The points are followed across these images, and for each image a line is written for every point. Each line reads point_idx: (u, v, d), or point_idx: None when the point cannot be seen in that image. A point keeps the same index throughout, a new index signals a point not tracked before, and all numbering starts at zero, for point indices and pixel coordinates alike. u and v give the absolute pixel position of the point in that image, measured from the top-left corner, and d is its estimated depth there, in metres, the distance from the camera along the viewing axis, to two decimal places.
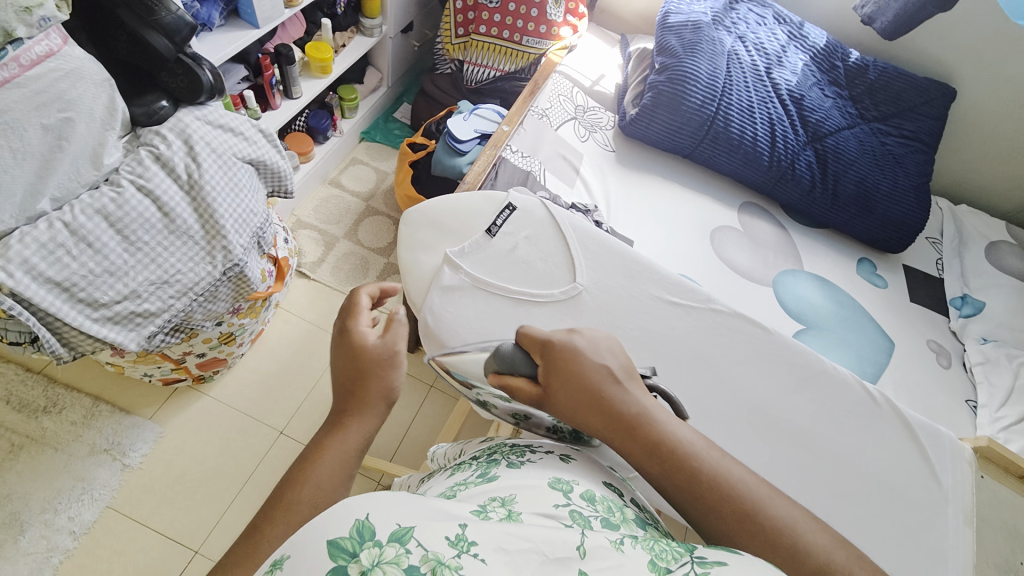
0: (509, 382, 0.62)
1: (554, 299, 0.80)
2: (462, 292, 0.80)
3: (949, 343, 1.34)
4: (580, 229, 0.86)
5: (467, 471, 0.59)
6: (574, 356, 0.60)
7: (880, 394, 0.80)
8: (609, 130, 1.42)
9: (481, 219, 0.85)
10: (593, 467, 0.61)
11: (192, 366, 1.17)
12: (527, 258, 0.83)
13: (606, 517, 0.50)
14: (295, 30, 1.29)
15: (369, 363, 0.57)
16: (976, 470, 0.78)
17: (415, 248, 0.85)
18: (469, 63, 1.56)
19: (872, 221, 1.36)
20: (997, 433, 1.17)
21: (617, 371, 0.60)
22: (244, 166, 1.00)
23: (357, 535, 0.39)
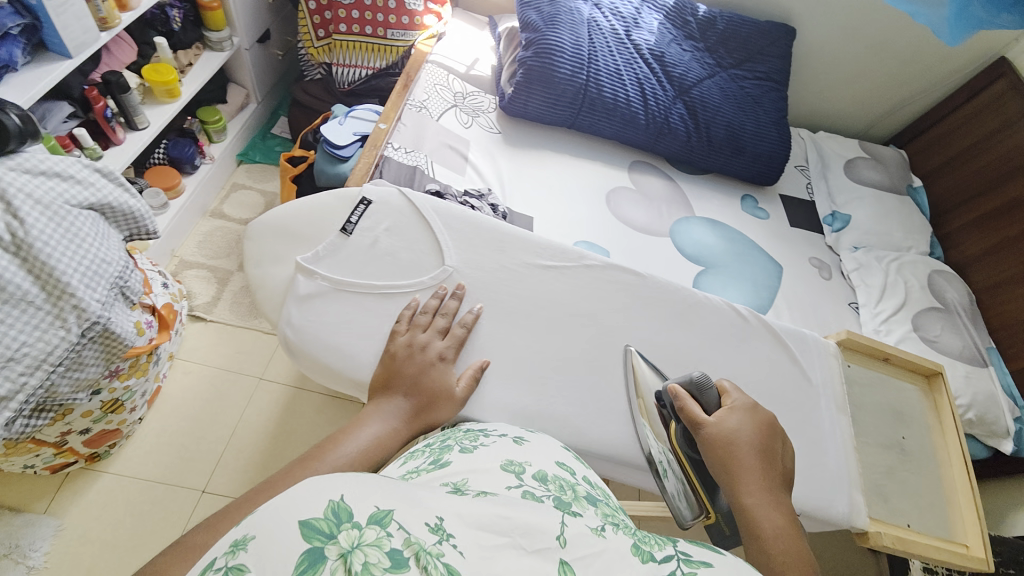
0: (686, 401, 0.65)
1: (424, 287, 0.74)
2: (324, 298, 0.72)
3: (828, 257, 1.49)
4: (440, 209, 0.79)
5: (421, 457, 0.57)
6: (748, 415, 0.63)
7: (755, 315, 0.82)
8: (492, 112, 1.41)
9: (336, 218, 0.77)
10: (546, 446, 0.60)
11: (79, 446, 1.05)
12: (391, 252, 0.76)
13: (558, 495, 0.48)
14: (124, 55, 1.17)
15: (434, 390, 0.64)
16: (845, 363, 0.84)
17: (264, 262, 0.77)
18: (337, 65, 1.50)
19: (745, 159, 1.49)
20: (877, 327, 1.32)
21: (777, 449, 0.62)
22: (85, 212, 0.88)
23: (334, 517, 0.35)
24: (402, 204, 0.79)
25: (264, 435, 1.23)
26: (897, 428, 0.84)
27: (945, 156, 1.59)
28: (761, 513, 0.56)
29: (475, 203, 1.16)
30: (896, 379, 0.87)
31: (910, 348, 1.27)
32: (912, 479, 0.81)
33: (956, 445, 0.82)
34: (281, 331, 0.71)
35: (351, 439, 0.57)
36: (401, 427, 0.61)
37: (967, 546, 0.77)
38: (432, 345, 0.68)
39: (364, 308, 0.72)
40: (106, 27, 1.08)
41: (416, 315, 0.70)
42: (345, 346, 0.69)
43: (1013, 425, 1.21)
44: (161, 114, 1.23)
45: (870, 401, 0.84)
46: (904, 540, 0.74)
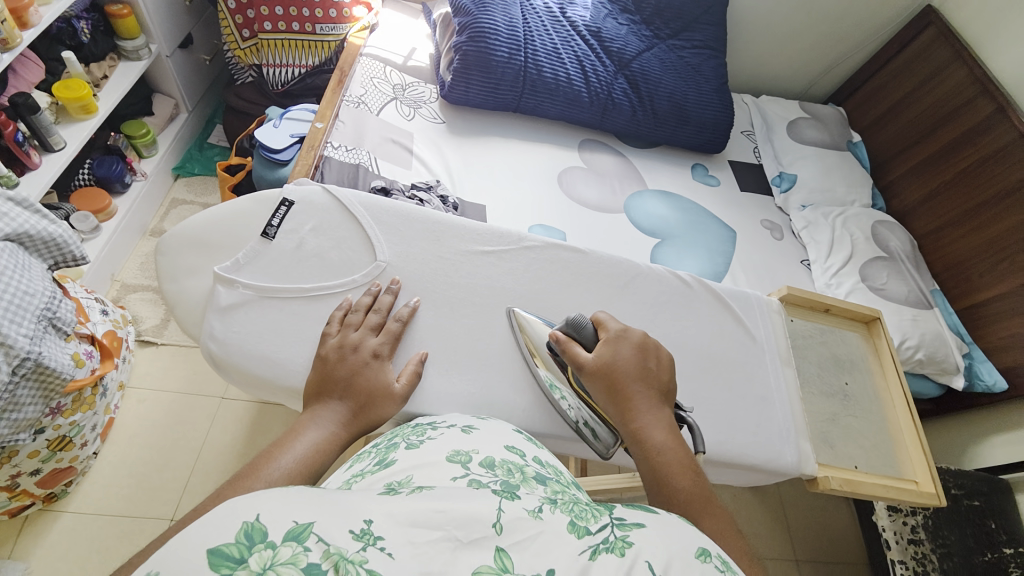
0: (568, 345, 0.67)
1: (356, 285, 0.72)
2: (249, 307, 0.69)
3: (778, 218, 1.53)
4: (371, 205, 0.77)
5: (368, 458, 0.56)
6: (624, 342, 0.66)
7: (694, 279, 0.84)
8: (435, 102, 1.39)
9: (256, 222, 0.74)
10: (497, 432, 0.59)
11: (31, 488, 0.99)
12: (320, 252, 0.73)
13: (505, 480, 0.47)
14: (31, 74, 1.10)
15: (373, 392, 0.63)
16: (788, 317, 0.87)
17: (180, 276, 0.73)
18: (267, 66, 1.43)
19: (691, 128, 1.51)
20: (828, 280, 1.37)
21: (653, 368, 0.66)
22: (0, 244, 0.82)
23: (246, 540, 0.33)
24: (326, 201, 0.76)
25: (233, 454, 1.19)
26: (839, 375, 0.87)
27: (880, 109, 1.65)
28: (648, 431, 0.61)
29: (423, 196, 1.13)
30: (837, 329, 0.91)
31: (860, 297, 1.32)
32: (857, 424, 0.84)
33: (897, 387, 0.86)
34: (205, 346, 0.68)
35: (287, 451, 0.55)
36: (341, 431, 0.60)
37: (917, 482, 0.81)
38: (365, 343, 0.66)
39: (291, 313, 0.69)
40: (7, 48, 0.99)
41: (348, 315, 0.68)
42: (279, 353, 0.67)
43: (960, 360, 1.28)
44: (78, 132, 1.15)
45: (816, 352, 0.87)
46: (850, 482, 0.77)
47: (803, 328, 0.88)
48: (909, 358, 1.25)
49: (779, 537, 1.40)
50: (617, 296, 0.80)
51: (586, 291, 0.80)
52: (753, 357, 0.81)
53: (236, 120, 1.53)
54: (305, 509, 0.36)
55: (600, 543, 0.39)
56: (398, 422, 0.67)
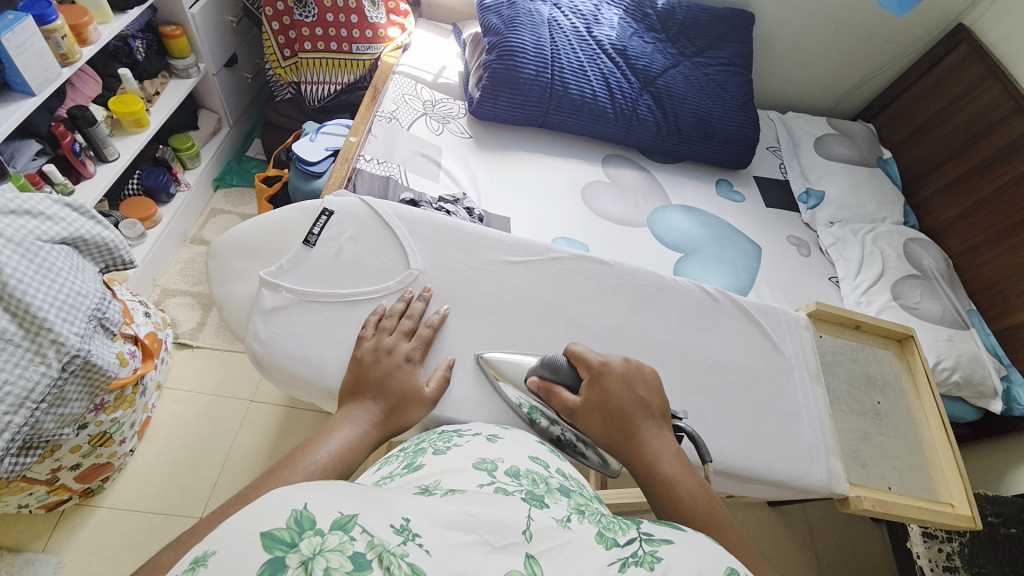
0: (549, 389, 0.67)
1: (389, 291, 0.75)
2: (290, 310, 0.72)
3: (805, 234, 1.52)
4: (404, 215, 0.80)
5: (395, 461, 0.58)
6: (606, 377, 0.65)
7: (721, 293, 0.84)
8: (463, 118, 1.43)
9: (299, 230, 0.78)
10: (520, 442, 0.61)
11: (71, 481, 1.02)
12: (356, 259, 0.76)
13: (531, 489, 0.48)
14: (89, 89, 1.16)
15: (407, 395, 0.65)
16: (817, 333, 0.86)
17: (225, 278, 0.77)
18: (304, 83, 1.49)
19: (715, 144, 1.52)
20: (858, 298, 1.34)
21: (646, 396, 0.65)
22: (59, 247, 0.88)
23: (296, 526, 0.35)
24: (363, 212, 0.79)
25: (260, 455, 1.22)
26: (871, 394, 0.85)
27: (912, 126, 1.62)
28: (658, 462, 0.61)
29: (450, 208, 1.17)
30: (870, 346, 0.89)
31: (893, 315, 1.29)
32: (889, 443, 0.81)
33: (932, 409, 0.84)
34: (249, 346, 0.71)
35: (322, 446, 0.58)
36: (373, 430, 0.62)
37: (954, 506, 0.78)
38: (398, 347, 0.68)
39: (328, 316, 0.72)
40: (67, 62, 1.06)
41: (383, 320, 0.71)
42: (316, 353, 0.70)
43: (999, 384, 1.22)
44: (131, 144, 1.22)
45: (846, 373, 0.85)
46: (885, 503, 0.75)
47: (832, 346, 0.86)
48: (946, 380, 1.20)
49: (805, 564, 1.35)
50: (645, 306, 0.81)
51: (612, 302, 0.80)
52: (783, 372, 0.80)
53: (274, 134, 1.60)
54: (350, 500, 0.38)
55: (629, 556, 0.40)
56: (427, 426, 0.69)
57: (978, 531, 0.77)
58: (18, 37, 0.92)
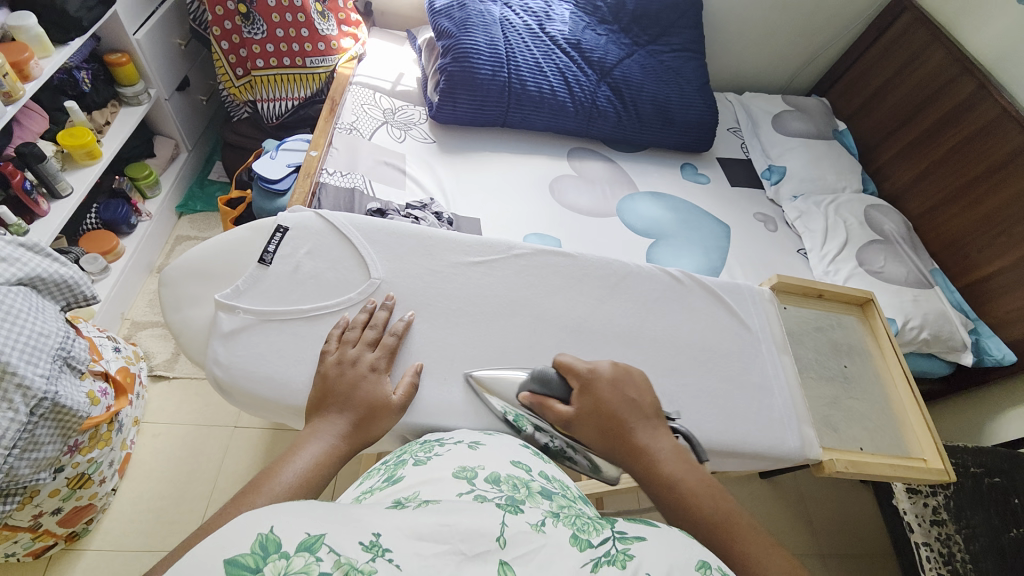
0: (543, 402, 0.68)
1: (352, 303, 0.74)
2: (251, 332, 0.71)
3: (771, 210, 1.56)
4: (362, 225, 0.79)
5: (377, 474, 0.58)
6: (596, 382, 0.67)
7: (685, 274, 0.86)
8: (424, 123, 1.42)
9: (253, 248, 0.77)
10: (504, 447, 0.61)
11: (53, 527, 0.99)
12: (316, 273, 0.76)
13: (510, 496, 0.48)
14: (36, 125, 1.13)
15: (374, 404, 0.64)
16: (781, 305, 0.88)
17: (181, 304, 0.76)
18: (261, 101, 1.47)
19: (676, 129, 1.55)
20: (827, 268, 1.38)
21: (638, 399, 0.67)
22: (16, 288, 0.85)
23: (260, 550, 0.35)
24: (319, 226, 0.79)
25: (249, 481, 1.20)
26: (838, 359, 0.87)
27: (863, 97, 1.67)
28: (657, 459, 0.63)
29: (419, 214, 1.17)
30: (835, 313, 0.91)
31: (860, 281, 1.32)
32: (859, 406, 0.84)
33: (897, 366, 0.87)
34: (210, 371, 0.70)
35: (289, 466, 0.56)
36: (341, 444, 0.61)
37: (926, 460, 0.80)
38: (362, 358, 0.68)
39: (292, 335, 0.71)
40: (11, 100, 1.02)
41: (346, 332, 0.70)
42: (282, 372, 0.69)
43: (967, 337, 1.27)
44: (84, 178, 1.18)
45: (811, 343, 0.87)
46: (856, 463, 0.77)
47: (795, 317, 0.89)
48: (916, 339, 1.24)
49: (800, 529, 1.38)
50: (613, 294, 0.82)
51: (583, 293, 0.81)
52: (752, 346, 0.82)
53: (234, 155, 1.58)
54: (317, 520, 0.38)
55: (603, 556, 0.41)
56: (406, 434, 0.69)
57: (951, 482, 0.80)
58: None
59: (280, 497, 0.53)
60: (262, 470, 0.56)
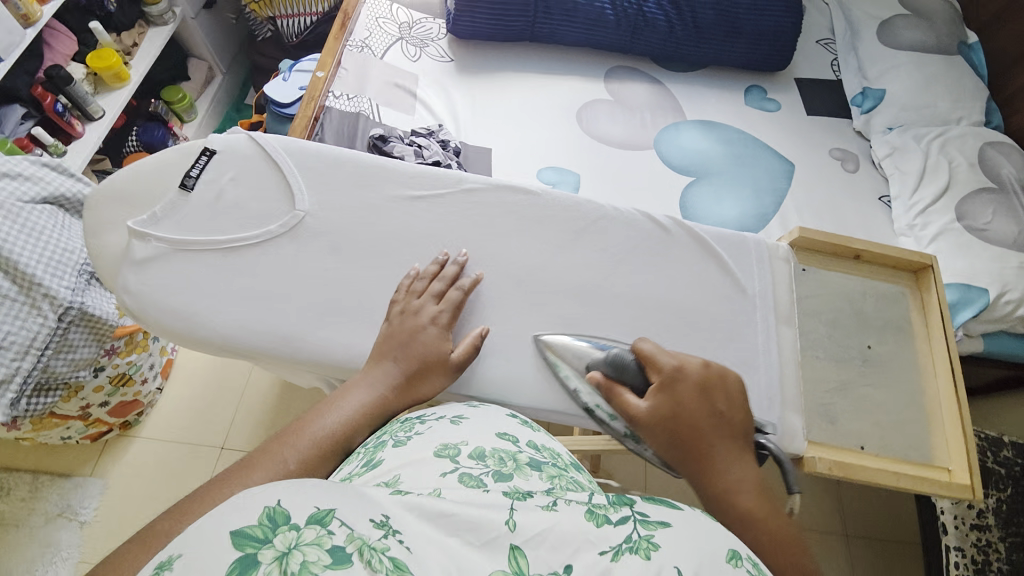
0: (613, 388, 0.59)
1: (271, 236, 0.66)
2: (164, 261, 0.65)
3: (855, 146, 1.28)
4: (292, 146, 0.71)
5: (354, 459, 0.49)
6: (682, 381, 0.57)
7: (674, 220, 0.73)
8: (443, 39, 1.30)
9: (174, 173, 0.68)
10: (489, 417, 0.53)
11: (104, 416, 1.15)
12: (239, 202, 0.68)
13: (498, 472, 0.42)
14: (65, 47, 1.17)
15: (427, 362, 0.60)
16: (798, 266, 0.73)
17: (101, 229, 0.67)
18: (279, 17, 1.40)
19: (743, 42, 1.28)
20: (912, 221, 1.12)
21: (724, 409, 0.56)
22: (43, 206, 0.92)
23: (268, 522, 0.30)
24: (249, 149, 0.70)
25: (268, 396, 1.30)
26: (861, 336, 0.72)
27: None
28: (735, 482, 0.50)
29: (422, 142, 1.08)
30: (873, 281, 0.74)
31: (952, 239, 1.07)
32: (875, 395, 0.69)
33: (941, 352, 0.70)
34: (119, 299, 0.64)
35: (334, 412, 0.54)
36: (389, 395, 0.57)
37: (950, 472, 0.66)
38: (425, 309, 0.63)
39: (205, 266, 0.64)
40: (31, 23, 1.05)
41: (415, 282, 0.65)
42: (196, 305, 0.63)
43: None
44: (114, 100, 1.23)
45: (827, 315, 0.72)
46: (845, 466, 0.63)
47: (811, 281, 0.73)
48: (1009, 316, 1.00)
49: (824, 508, 1.27)
50: (601, 239, 0.72)
51: (568, 238, 0.72)
52: (750, 312, 0.70)
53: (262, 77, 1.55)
54: None
55: (622, 543, 0.32)
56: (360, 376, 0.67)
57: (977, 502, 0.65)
58: None
59: (323, 442, 0.50)
60: (305, 413, 0.54)
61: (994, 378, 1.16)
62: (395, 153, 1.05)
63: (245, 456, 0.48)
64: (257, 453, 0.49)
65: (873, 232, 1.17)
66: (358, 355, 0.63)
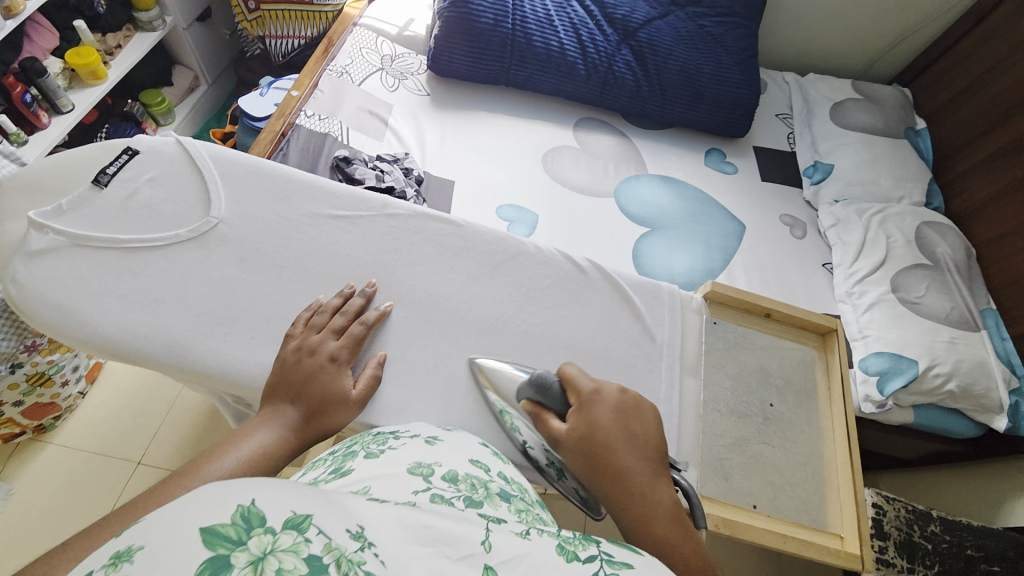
0: (537, 413, 0.60)
1: (177, 240, 0.65)
2: (60, 254, 0.63)
3: (804, 214, 1.34)
4: (219, 156, 0.71)
5: (322, 466, 0.52)
6: (598, 404, 0.59)
7: (594, 263, 0.75)
8: (423, 74, 1.35)
9: (90, 168, 0.68)
10: (462, 443, 0.56)
11: (18, 417, 1.09)
12: (151, 202, 0.67)
13: (468, 496, 0.44)
14: (45, 42, 1.19)
15: (330, 400, 0.59)
16: (710, 319, 0.75)
17: (3, 218, 0.65)
18: (269, 37, 1.45)
19: (705, 107, 1.36)
20: (851, 288, 1.17)
21: (638, 431, 0.57)
22: None
23: (243, 523, 0.28)
24: (173, 153, 0.70)
25: (199, 409, 1.24)
26: (763, 394, 0.72)
27: (951, 91, 1.37)
28: (648, 502, 0.52)
29: (385, 167, 1.10)
30: (779, 339, 0.76)
31: (885, 310, 1.11)
32: (771, 454, 0.69)
33: (839, 416, 0.71)
34: (5, 289, 0.61)
35: (232, 452, 0.54)
36: (291, 435, 0.57)
37: (842, 539, 0.65)
38: (324, 346, 0.61)
39: (101, 265, 0.63)
40: (12, 15, 1.06)
41: (314, 317, 0.64)
42: (87, 303, 0.61)
43: (1006, 397, 1.03)
44: (86, 97, 1.23)
45: (731, 369, 0.73)
46: (733, 525, 0.61)
47: (720, 334, 0.75)
48: (938, 389, 1.03)
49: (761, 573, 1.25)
50: (534, 276, 0.73)
51: (500, 271, 0.73)
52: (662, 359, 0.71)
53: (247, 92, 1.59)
54: None
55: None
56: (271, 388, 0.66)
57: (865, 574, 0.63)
58: None
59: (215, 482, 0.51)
60: (204, 452, 0.54)
61: (925, 451, 1.18)
62: (357, 175, 1.07)
63: (132, 501, 0.48)
64: (143, 497, 0.49)
65: (816, 297, 1.21)
66: (255, 369, 0.62)
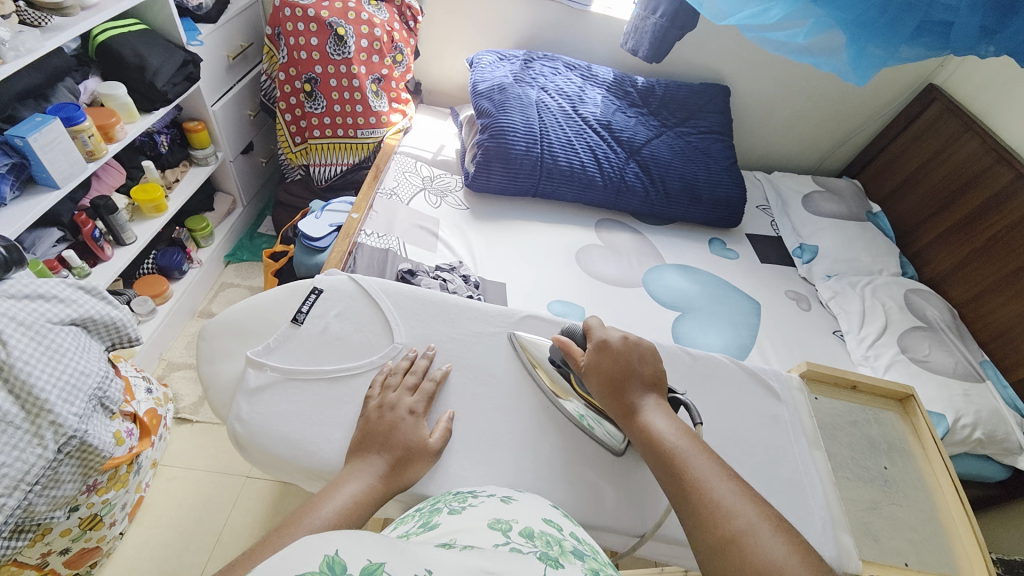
0: (567, 347, 0.77)
1: (374, 366, 0.78)
2: (274, 388, 0.76)
3: (804, 288, 1.52)
4: (390, 290, 0.86)
5: (412, 520, 0.55)
6: (605, 346, 0.74)
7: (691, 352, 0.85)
8: (459, 191, 1.51)
9: (288, 308, 0.83)
10: (535, 505, 0.57)
11: (58, 568, 0.99)
12: (342, 334, 0.81)
13: (544, 550, 0.44)
14: (111, 179, 1.26)
15: (411, 449, 0.68)
16: (813, 395, 0.87)
17: (216, 359, 0.81)
18: (313, 165, 1.60)
19: (704, 205, 1.57)
20: (865, 353, 1.31)
21: (635, 366, 0.72)
22: (69, 329, 0.88)
23: (328, 571, 0.33)
24: (351, 288, 0.85)
25: (253, 536, 1.17)
26: (877, 458, 0.84)
27: (896, 181, 1.67)
28: (655, 432, 0.65)
29: (446, 276, 1.20)
30: (868, 407, 0.90)
31: (902, 369, 1.25)
32: (903, 513, 0.80)
33: (945, 474, 0.83)
34: (231, 425, 0.73)
35: (329, 501, 0.60)
36: (378, 483, 0.64)
37: None
38: (401, 400, 0.72)
39: (314, 393, 0.75)
40: (93, 158, 1.14)
41: (388, 378, 0.75)
42: (302, 432, 0.72)
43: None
44: (146, 229, 1.32)
45: (836, 430, 0.86)
46: None
47: (813, 407, 0.85)
48: (968, 438, 1.15)
49: None
50: None
51: None
52: (753, 439, 0.79)
53: (284, 212, 1.70)
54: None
55: None
56: (412, 495, 0.68)
57: None
58: (46, 136, 0.99)
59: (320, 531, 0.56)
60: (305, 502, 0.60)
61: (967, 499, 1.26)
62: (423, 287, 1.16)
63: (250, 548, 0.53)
64: (259, 545, 0.53)
65: (837, 364, 1.34)
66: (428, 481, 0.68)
